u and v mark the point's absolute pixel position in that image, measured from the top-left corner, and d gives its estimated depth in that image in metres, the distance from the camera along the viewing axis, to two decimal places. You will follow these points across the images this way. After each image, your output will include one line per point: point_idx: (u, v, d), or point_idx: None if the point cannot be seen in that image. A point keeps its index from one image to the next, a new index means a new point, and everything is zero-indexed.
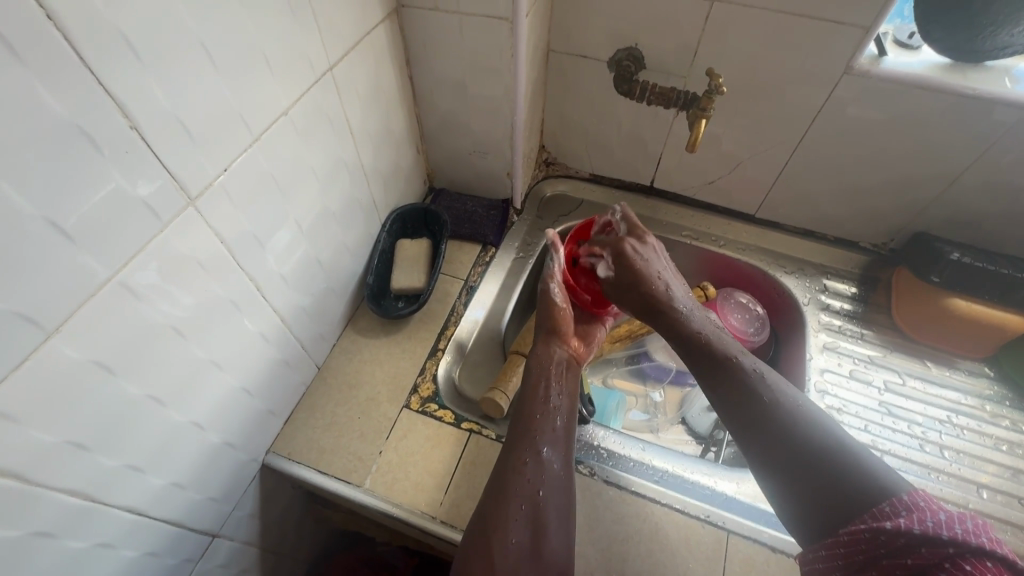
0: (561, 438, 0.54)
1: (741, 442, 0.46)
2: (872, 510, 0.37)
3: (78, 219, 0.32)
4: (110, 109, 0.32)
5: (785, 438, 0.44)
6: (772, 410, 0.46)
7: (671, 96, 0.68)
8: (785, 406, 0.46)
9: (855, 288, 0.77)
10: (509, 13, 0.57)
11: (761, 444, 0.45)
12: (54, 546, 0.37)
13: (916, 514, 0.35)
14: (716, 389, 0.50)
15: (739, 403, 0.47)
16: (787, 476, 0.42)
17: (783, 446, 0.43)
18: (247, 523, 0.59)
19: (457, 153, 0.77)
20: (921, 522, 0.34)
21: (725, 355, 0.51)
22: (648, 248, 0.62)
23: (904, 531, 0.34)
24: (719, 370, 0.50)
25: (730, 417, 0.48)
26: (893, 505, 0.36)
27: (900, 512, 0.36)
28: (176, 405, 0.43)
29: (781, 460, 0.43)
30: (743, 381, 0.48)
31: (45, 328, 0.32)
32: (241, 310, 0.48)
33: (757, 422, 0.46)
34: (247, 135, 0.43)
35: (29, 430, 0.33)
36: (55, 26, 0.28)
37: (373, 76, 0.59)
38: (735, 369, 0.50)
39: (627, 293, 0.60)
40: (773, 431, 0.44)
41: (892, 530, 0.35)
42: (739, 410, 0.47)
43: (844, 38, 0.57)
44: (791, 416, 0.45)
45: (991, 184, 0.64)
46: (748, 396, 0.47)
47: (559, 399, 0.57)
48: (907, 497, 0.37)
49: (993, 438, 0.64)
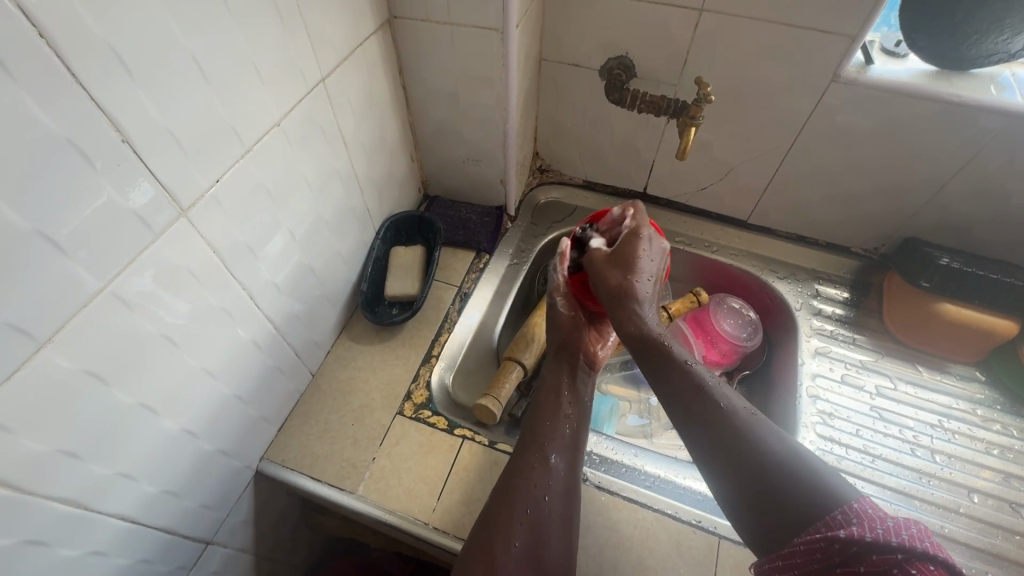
0: (570, 445, 0.54)
1: (692, 447, 0.47)
2: (827, 518, 0.37)
3: (70, 231, 0.33)
4: (100, 123, 0.32)
5: (738, 446, 0.44)
6: (724, 416, 0.46)
7: (661, 104, 0.68)
8: (737, 413, 0.46)
9: (847, 293, 0.78)
10: (500, 24, 0.58)
11: (715, 453, 0.45)
12: (47, 554, 0.37)
13: (867, 522, 0.36)
14: (669, 395, 0.49)
15: (690, 410, 0.47)
16: (739, 485, 0.43)
17: (737, 454, 0.43)
18: (241, 530, 0.59)
19: (451, 162, 0.78)
20: (872, 529, 0.35)
21: (676, 359, 0.51)
22: (650, 240, 0.60)
23: (856, 539, 0.35)
24: (671, 375, 0.50)
25: (683, 423, 0.48)
26: (845, 513, 0.37)
27: (851, 520, 0.36)
28: (169, 413, 0.44)
29: (732, 468, 0.43)
30: (694, 386, 0.48)
31: (37, 338, 0.32)
32: (234, 318, 0.48)
33: (709, 429, 0.45)
34: (239, 147, 0.43)
35: (21, 440, 0.33)
36: (46, 42, 0.29)
37: (365, 86, 0.60)
38: (687, 375, 0.49)
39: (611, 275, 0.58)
40: (726, 438, 0.44)
41: (845, 538, 0.35)
42: (690, 416, 0.47)
43: (831, 46, 0.58)
44: (742, 423, 0.45)
45: (978, 190, 0.64)
46: (701, 402, 0.47)
47: (571, 408, 0.57)
48: (856, 504, 0.37)
49: (984, 442, 0.65)
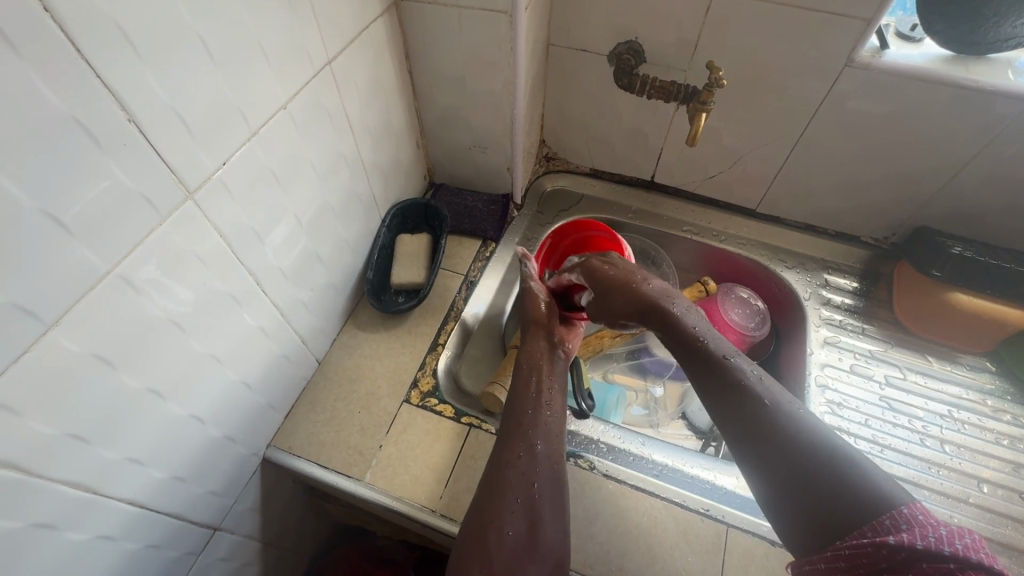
0: (553, 433, 0.54)
1: (731, 440, 0.48)
2: (873, 522, 0.37)
3: (76, 213, 0.32)
4: (105, 101, 0.32)
5: (779, 441, 0.44)
6: (769, 411, 0.46)
7: (670, 89, 0.67)
8: (782, 410, 0.46)
9: (857, 282, 0.77)
10: (508, 7, 0.57)
11: (753, 444, 0.46)
12: (55, 538, 0.37)
13: (918, 530, 0.35)
14: (711, 390, 0.51)
15: (732, 404, 0.48)
16: (775, 480, 0.43)
17: (777, 449, 0.44)
18: (248, 517, 0.59)
19: (457, 148, 0.77)
20: (924, 537, 0.34)
21: (718, 356, 0.52)
22: (612, 260, 0.64)
23: (909, 547, 0.34)
24: (712, 371, 0.51)
25: (723, 416, 0.49)
26: (893, 518, 0.36)
27: (901, 526, 0.36)
28: (176, 398, 0.43)
29: (768, 459, 0.44)
30: (737, 381, 0.49)
31: (45, 320, 0.32)
32: (241, 304, 0.48)
33: (747, 420, 0.47)
34: (245, 129, 0.43)
35: (29, 422, 0.33)
36: (51, 18, 0.28)
37: (371, 70, 0.59)
38: (729, 370, 0.50)
39: (605, 299, 0.62)
40: (763, 430, 0.45)
41: (896, 545, 0.35)
42: (731, 410, 0.48)
43: (847, 31, 0.57)
44: (781, 417, 0.46)
45: (992, 177, 0.64)
46: (745, 398, 0.48)
47: (549, 400, 0.57)
48: (905, 510, 0.37)
49: (994, 433, 0.64)
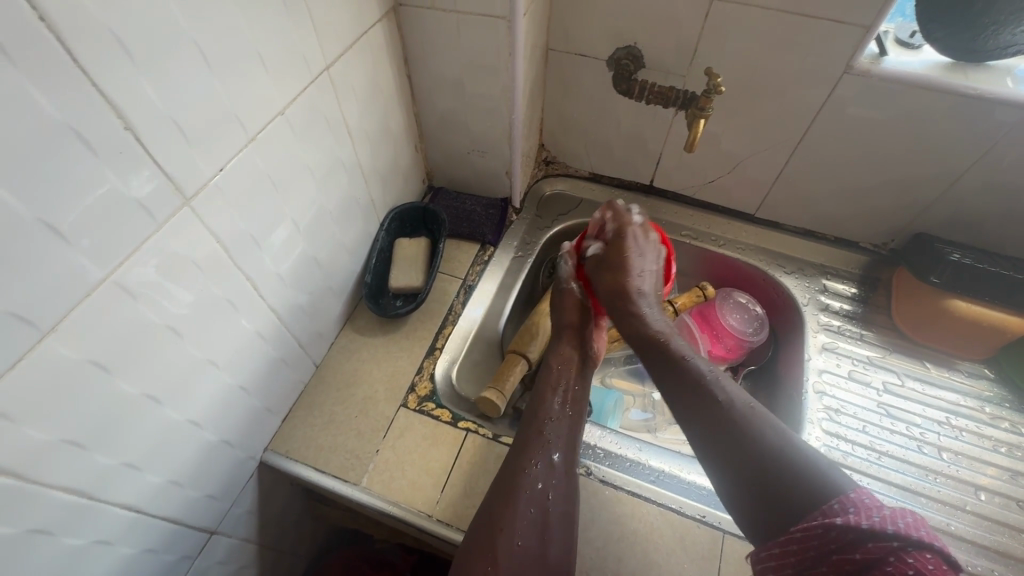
0: (570, 442, 0.54)
1: (693, 440, 0.47)
2: (824, 507, 0.38)
3: (72, 221, 0.32)
4: (102, 110, 0.32)
5: (740, 443, 0.44)
6: (727, 412, 0.46)
7: (669, 94, 0.67)
8: (739, 408, 0.46)
9: (855, 288, 0.77)
10: (507, 12, 0.57)
11: (707, 441, 0.46)
12: (51, 543, 0.37)
13: (863, 510, 0.36)
14: (672, 389, 0.50)
15: (692, 406, 0.48)
16: (737, 482, 0.43)
17: (737, 449, 0.44)
18: (245, 520, 0.59)
19: (456, 152, 0.77)
20: (868, 518, 0.35)
21: (680, 356, 0.52)
22: (642, 242, 0.65)
23: (853, 527, 0.35)
24: (675, 371, 0.51)
25: (683, 414, 0.48)
26: (841, 501, 0.37)
27: (848, 509, 0.37)
28: (172, 403, 0.44)
29: (731, 460, 0.44)
30: (698, 379, 0.49)
31: (41, 328, 0.32)
32: (238, 310, 0.48)
33: (709, 423, 0.46)
34: (243, 136, 0.43)
35: (24, 429, 0.33)
36: (47, 27, 0.28)
37: (369, 75, 0.59)
38: (688, 369, 0.50)
39: (608, 279, 0.62)
40: (724, 430, 0.45)
41: (842, 526, 0.36)
42: (693, 410, 0.48)
43: (846, 38, 0.57)
44: (741, 418, 0.45)
45: (990, 185, 0.64)
46: (705, 398, 0.47)
47: (569, 408, 0.56)
48: (852, 494, 0.38)
49: (992, 440, 0.64)
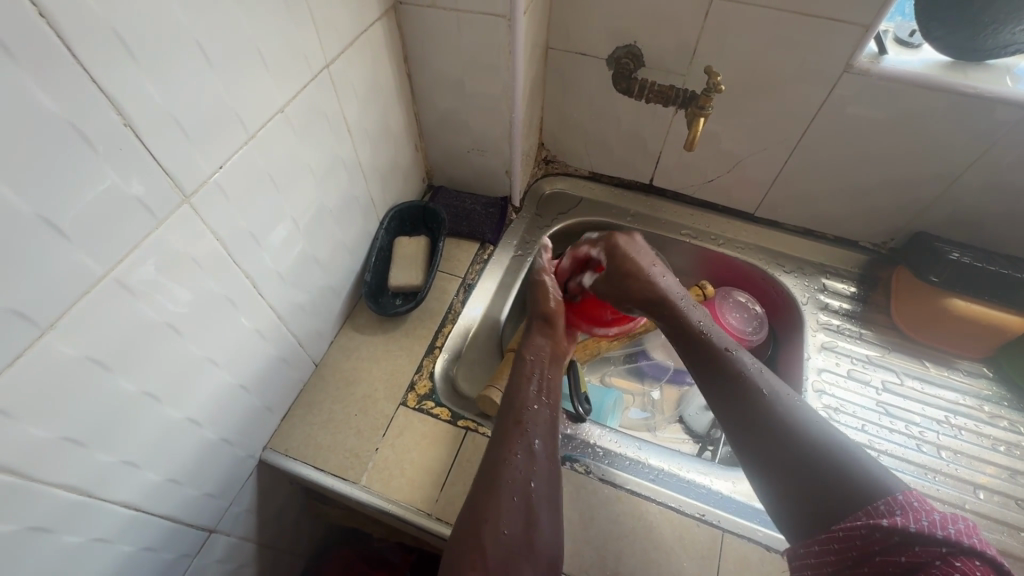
0: (549, 430, 0.54)
1: (731, 431, 0.49)
2: (868, 507, 0.37)
3: (72, 218, 0.32)
4: (103, 107, 0.32)
5: (777, 433, 0.45)
6: (767, 405, 0.47)
7: (669, 93, 0.67)
8: (779, 402, 0.47)
9: (855, 288, 0.77)
10: (508, 11, 0.57)
11: (750, 440, 0.47)
12: (50, 541, 0.37)
13: (912, 514, 0.35)
14: (712, 382, 0.52)
15: (731, 398, 0.50)
16: (772, 471, 0.44)
17: (772, 440, 0.45)
18: (244, 519, 0.59)
19: (455, 151, 0.77)
20: (917, 521, 0.35)
21: (719, 349, 0.54)
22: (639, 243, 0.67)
23: (900, 529, 0.35)
24: (716, 363, 0.53)
25: (720, 406, 0.50)
26: (888, 504, 0.37)
27: (894, 511, 0.36)
28: (171, 401, 0.43)
29: (767, 450, 0.45)
30: (739, 373, 0.51)
31: (40, 325, 0.32)
32: (237, 308, 0.48)
33: (747, 414, 0.48)
34: (243, 133, 0.43)
35: (24, 427, 0.33)
36: (48, 24, 0.28)
37: (369, 73, 0.59)
38: (730, 362, 0.52)
39: (620, 282, 0.64)
40: (760, 422, 0.47)
41: (887, 527, 0.35)
42: (730, 401, 0.49)
43: (845, 37, 0.57)
44: (781, 410, 0.47)
45: (990, 184, 0.64)
46: (744, 389, 0.49)
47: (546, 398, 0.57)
48: (901, 497, 0.37)
49: (991, 438, 0.64)
